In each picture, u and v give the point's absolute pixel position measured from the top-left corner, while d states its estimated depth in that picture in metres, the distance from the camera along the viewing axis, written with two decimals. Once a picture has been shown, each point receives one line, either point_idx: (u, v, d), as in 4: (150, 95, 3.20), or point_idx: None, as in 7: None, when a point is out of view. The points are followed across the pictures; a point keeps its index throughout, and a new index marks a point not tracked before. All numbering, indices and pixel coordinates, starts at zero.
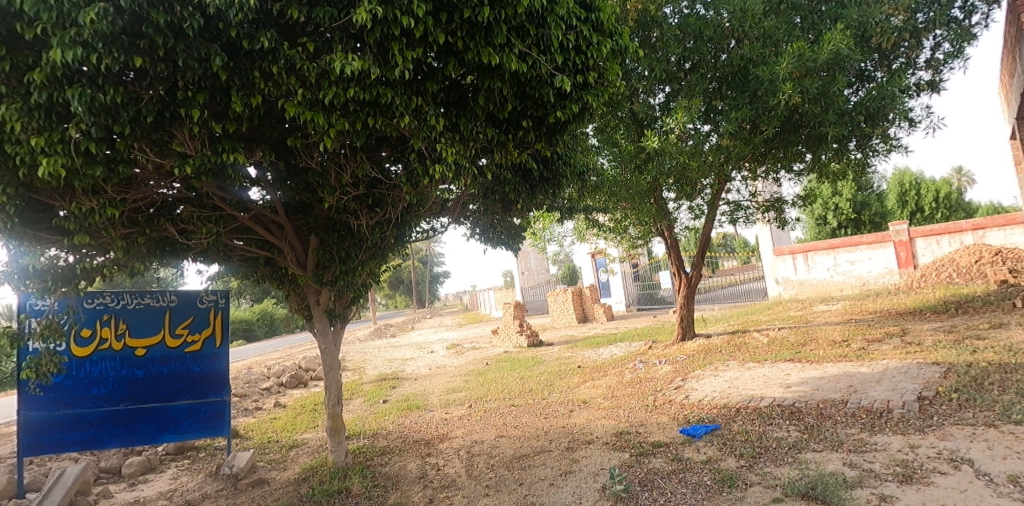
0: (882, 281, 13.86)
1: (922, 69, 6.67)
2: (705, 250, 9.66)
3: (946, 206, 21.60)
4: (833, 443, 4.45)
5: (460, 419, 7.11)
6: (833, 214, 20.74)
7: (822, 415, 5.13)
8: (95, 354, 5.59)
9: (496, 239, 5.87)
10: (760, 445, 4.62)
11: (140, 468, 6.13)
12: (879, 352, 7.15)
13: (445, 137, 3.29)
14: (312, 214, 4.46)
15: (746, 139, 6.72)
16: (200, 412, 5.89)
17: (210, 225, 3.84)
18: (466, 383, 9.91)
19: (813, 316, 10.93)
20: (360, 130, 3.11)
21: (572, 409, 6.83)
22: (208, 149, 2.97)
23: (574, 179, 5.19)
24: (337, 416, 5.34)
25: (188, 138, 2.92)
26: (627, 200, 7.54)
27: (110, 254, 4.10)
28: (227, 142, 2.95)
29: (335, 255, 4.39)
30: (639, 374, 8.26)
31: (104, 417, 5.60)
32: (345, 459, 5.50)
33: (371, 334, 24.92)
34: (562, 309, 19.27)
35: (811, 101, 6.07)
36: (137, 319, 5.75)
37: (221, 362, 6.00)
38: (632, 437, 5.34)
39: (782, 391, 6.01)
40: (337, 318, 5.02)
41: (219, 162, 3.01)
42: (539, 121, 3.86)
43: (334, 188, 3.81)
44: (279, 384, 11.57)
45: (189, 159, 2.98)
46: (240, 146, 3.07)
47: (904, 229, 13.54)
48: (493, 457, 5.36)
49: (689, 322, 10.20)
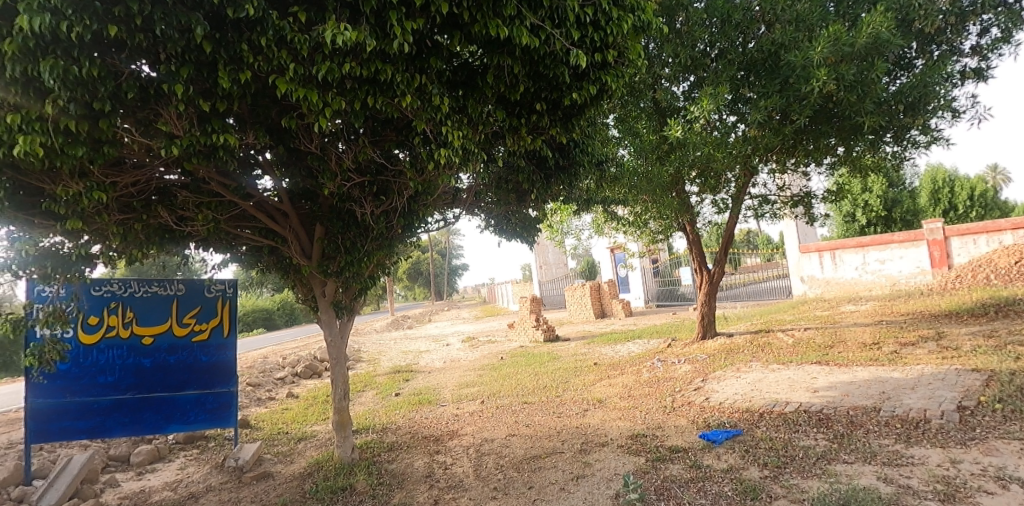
0: (914, 281, 13.30)
1: (967, 57, 6.22)
2: (727, 247, 9.33)
3: (981, 204, 20.79)
4: (865, 454, 4.15)
5: (471, 416, 6.93)
6: (862, 212, 20.02)
7: (852, 423, 4.82)
8: (102, 341, 5.53)
9: (511, 231, 5.68)
10: (785, 454, 4.34)
11: (149, 458, 6.08)
12: (912, 356, 6.78)
13: (451, 119, 3.05)
14: (318, 202, 4.32)
15: (776, 130, 6.35)
16: (207, 402, 5.81)
17: (207, 211, 3.68)
18: (479, 378, 9.74)
19: (840, 316, 10.53)
20: (360, 111, 2.92)
21: (586, 409, 6.60)
22: (196, 130, 2.80)
23: (592, 169, 4.94)
24: (343, 410, 5.18)
25: (176, 118, 2.77)
26: (647, 193, 7.27)
27: (110, 245, 4.01)
28: (215, 122, 2.77)
29: (340, 244, 4.20)
30: (657, 373, 7.98)
31: (111, 405, 5.54)
32: (352, 454, 5.36)
33: (388, 325, 24.99)
34: (580, 304, 19.00)
35: (846, 89, 5.70)
36: (144, 307, 5.68)
37: (228, 353, 5.91)
38: (648, 441, 5.10)
39: (809, 396, 5.70)
40: (344, 310, 4.85)
41: (209, 144, 2.85)
42: (554, 104, 3.60)
43: (334, 174, 3.65)
44: (293, 374, 11.56)
45: (177, 139, 2.82)
46: (232, 127, 2.89)
47: (938, 228, 12.96)
48: (503, 457, 5.17)
49: (710, 320, 9.87)
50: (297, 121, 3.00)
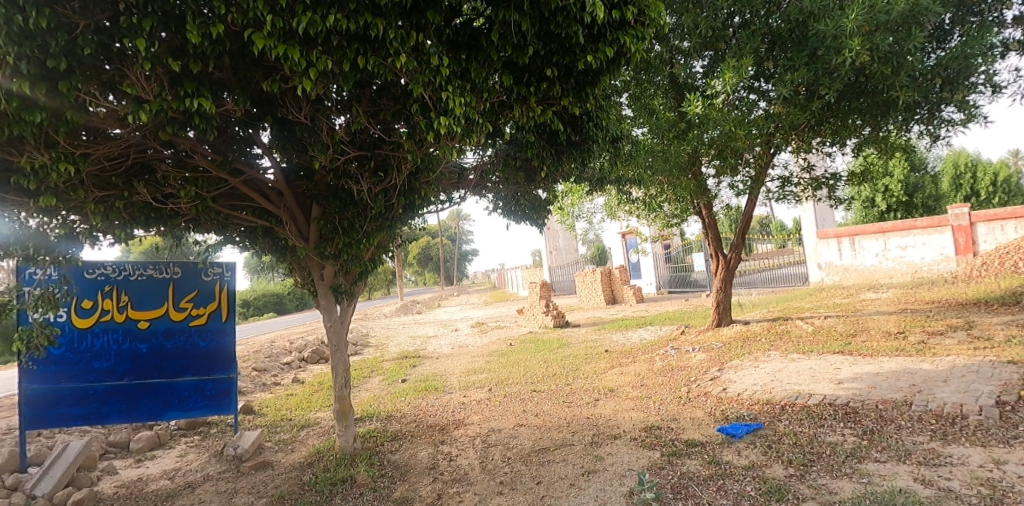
0: (937, 269, 12.83)
1: (1012, 27, 5.75)
2: (745, 231, 8.97)
3: (1005, 190, 20.13)
4: (899, 453, 3.87)
5: (477, 404, 6.71)
6: (882, 197, 19.43)
7: (882, 418, 4.53)
8: (96, 326, 5.36)
9: (520, 212, 5.40)
10: (811, 451, 4.07)
11: (149, 444, 5.94)
12: (941, 347, 6.44)
13: (451, 84, 2.78)
14: (314, 180, 4.07)
15: (802, 106, 5.94)
16: (205, 389, 5.65)
17: (191, 187, 3.44)
18: (487, 364, 9.53)
19: (862, 304, 10.15)
20: (349, 73, 2.67)
21: (597, 398, 6.35)
22: (168, 92, 2.60)
23: (606, 146, 4.63)
24: (344, 399, 4.96)
25: (143, 80, 2.56)
26: (663, 174, 6.94)
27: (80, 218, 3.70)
28: (188, 85, 2.55)
29: (337, 225, 3.94)
30: (671, 362, 7.71)
31: (107, 391, 5.39)
32: (353, 444, 5.16)
33: (397, 310, 24.88)
34: (591, 290, 18.72)
35: (880, 61, 5.30)
36: (139, 291, 5.49)
37: (226, 338, 5.72)
38: (663, 434, 4.85)
39: (832, 388, 5.40)
40: (344, 295, 4.62)
41: (183, 110, 2.62)
42: (566, 70, 3.30)
43: (326, 146, 3.40)
44: (300, 359, 11.43)
45: (146, 104, 2.61)
46: (208, 91, 2.66)
47: (964, 214, 12.43)
48: (510, 449, 4.94)
49: (726, 307, 9.54)
50: (280, 85, 2.74)
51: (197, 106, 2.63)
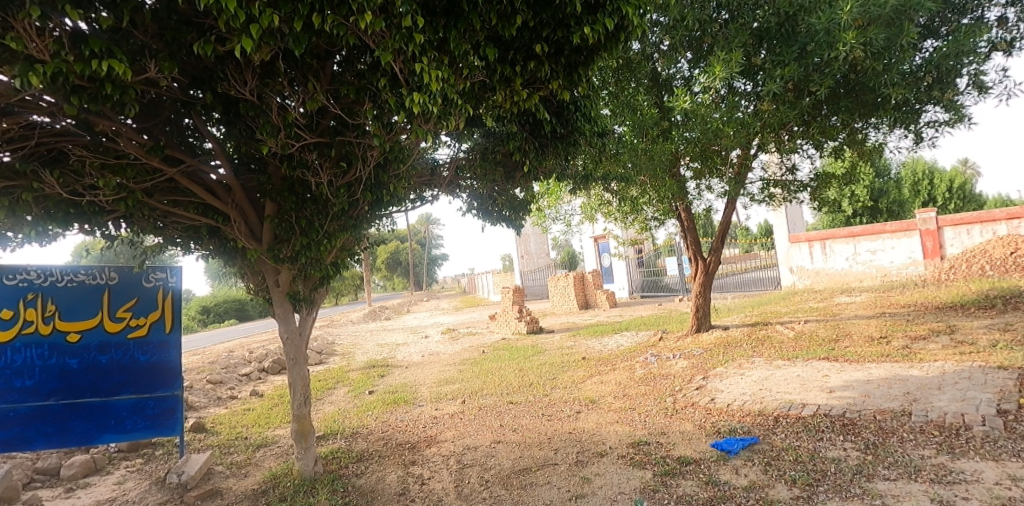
0: (906, 272, 12.95)
1: (998, 26, 5.66)
2: (725, 235, 8.73)
3: (960, 196, 20.77)
4: (908, 469, 3.62)
5: (450, 418, 6.26)
6: (849, 202, 19.79)
7: (883, 430, 4.28)
8: (17, 339, 4.76)
9: (497, 213, 5.03)
10: (814, 469, 3.78)
11: (82, 470, 5.29)
12: (927, 352, 6.31)
13: (426, 54, 2.42)
14: (268, 173, 3.60)
15: (790, 103, 5.73)
16: (147, 408, 5.03)
17: (111, 176, 2.94)
18: (460, 373, 9.06)
19: (838, 308, 10.09)
20: (303, 35, 2.27)
21: (579, 411, 5.98)
22: (68, 53, 2.20)
23: (592, 140, 4.28)
24: (303, 418, 4.45)
25: (35, 34, 2.15)
26: (645, 174, 6.62)
27: None
28: (91, 43, 2.16)
29: (295, 225, 3.50)
30: (652, 370, 7.41)
31: (32, 413, 4.80)
32: (314, 468, 4.64)
33: (364, 316, 24.10)
34: (563, 294, 18.44)
35: (873, 56, 5.11)
36: (68, 299, 4.88)
37: (171, 351, 5.10)
38: (653, 450, 4.50)
39: (825, 397, 5.15)
40: (302, 302, 4.15)
41: (88, 71, 2.19)
42: (557, 48, 3.03)
43: (277, 129, 2.95)
44: (260, 370, 10.74)
45: (39, 65, 2.19)
46: (122, 51, 2.26)
47: (931, 218, 12.58)
48: (488, 470, 4.52)
49: (705, 312, 9.28)
50: (216, 48, 2.33)
51: (107, 70, 2.24)
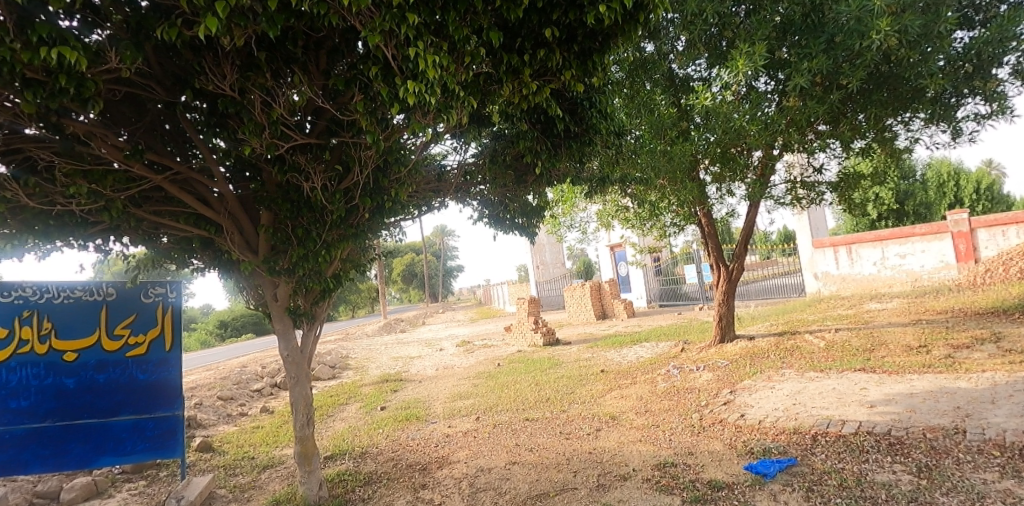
0: (938, 277, 12.37)
1: None
2: (748, 241, 8.35)
3: (988, 197, 19.99)
4: (970, 496, 3.24)
5: (463, 436, 5.96)
6: (873, 205, 19.15)
7: (935, 450, 3.89)
8: (12, 359, 4.59)
9: (509, 220, 4.77)
10: (863, 495, 3.42)
11: (84, 493, 5.06)
12: (973, 362, 5.86)
13: (420, 36, 2.22)
14: (262, 178, 3.42)
15: (818, 97, 5.40)
16: (146, 429, 4.80)
17: (80, 180, 2.80)
18: (474, 388, 8.76)
19: (870, 315, 9.60)
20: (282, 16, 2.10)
21: (599, 428, 5.64)
22: (13, 39, 2.11)
23: (608, 140, 4.00)
24: (306, 439, 4.18)
25: None
26: (664, 178, 6.31)
27: None
28: (39, 28, 2.09)
29: (291, 234, 3.29)
30: (675, 383, 7.04)
31: (28, 435, 4.62)
32: (319, 492, 4.37)
33: (379, 329, 23.92)
34: (580, 304, 18.09)
35: (907, 45, 4.79)
36: (64, 316, 4.70)
37: (171, 369, 4.88)
38: (680, 473, 4.15)
39: (866, 413, 4.76)
40: (303, 317, 3.92)
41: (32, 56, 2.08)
42: (569, 33, 2.81)
43: (261, 128, 2.78)
44: (272, 385, 10.54)
45: None
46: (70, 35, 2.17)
47: (963, 219, 12.02)
48: (502, 495, 4.21)
49: (729, 322, 8.85)
50: (179, 31, 2.21)
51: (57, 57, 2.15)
